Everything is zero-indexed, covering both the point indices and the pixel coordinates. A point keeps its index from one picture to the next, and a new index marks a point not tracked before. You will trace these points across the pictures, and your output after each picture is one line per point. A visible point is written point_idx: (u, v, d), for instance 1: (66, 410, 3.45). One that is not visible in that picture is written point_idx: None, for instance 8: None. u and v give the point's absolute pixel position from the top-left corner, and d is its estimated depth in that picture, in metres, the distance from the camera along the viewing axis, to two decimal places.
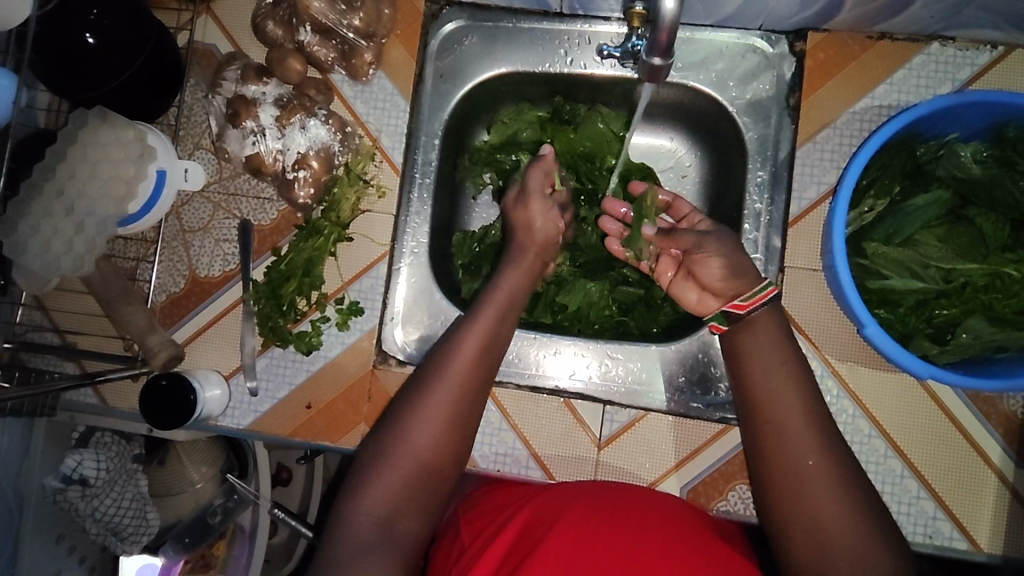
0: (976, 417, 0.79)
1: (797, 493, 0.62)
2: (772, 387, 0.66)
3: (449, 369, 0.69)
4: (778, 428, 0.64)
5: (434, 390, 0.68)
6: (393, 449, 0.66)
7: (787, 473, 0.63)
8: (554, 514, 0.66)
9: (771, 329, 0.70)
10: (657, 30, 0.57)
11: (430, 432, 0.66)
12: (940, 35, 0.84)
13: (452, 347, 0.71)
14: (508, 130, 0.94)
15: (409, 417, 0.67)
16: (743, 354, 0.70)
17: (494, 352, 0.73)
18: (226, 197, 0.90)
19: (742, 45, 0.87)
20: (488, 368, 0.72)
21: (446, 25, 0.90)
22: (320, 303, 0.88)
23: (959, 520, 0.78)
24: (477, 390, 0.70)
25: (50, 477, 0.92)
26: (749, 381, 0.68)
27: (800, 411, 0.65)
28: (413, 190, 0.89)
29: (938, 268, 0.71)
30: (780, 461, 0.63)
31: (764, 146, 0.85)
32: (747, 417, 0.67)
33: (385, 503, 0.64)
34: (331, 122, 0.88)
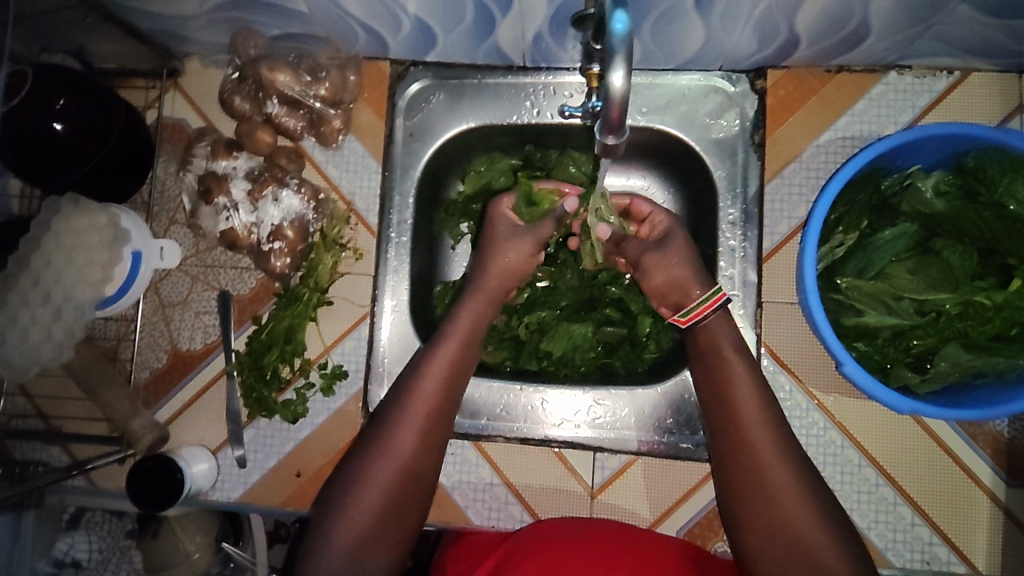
0: (965, 439, 0.79)
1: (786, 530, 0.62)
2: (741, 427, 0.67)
3: (415, 399, 0.69)
4: (757, 467, 0.65)
5: (403, 419, 0.68)
6: (359, 483, 0.66)
7: (768, 512, 0.63)
8: (521, 559, 0.66)
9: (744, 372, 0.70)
10: (608, 105, 0.54)
11: (397, 463, 0.67)
12: (897, 64, 0.86)
13: (419, 374, 0.71)
14: (482, 180, 0.95)
15: (377, 447, 0.67)
16: (726, 387, 0.70)
17: (461, 376, 0.73)
18: (203, 270, 0.90)
19: (703, 87, 0.88)
20: (455, 395, 0.72)
21: (412, 84, 0.92)
22: (304, 369, 0.87)
23: (955, 544, 0.78)
24: (444, 417, 0.71)
25: (42, 562, 0.92)
26: (733, 418, 0.68)
27: (772, 437, 0.66)
28: (390, 248, 0.89)
29: (911, 300, 0.72)
30: (764, 500, 0.64)
31: (733, 183, 0.86)
32: (724, 454, 0.68)
33: (353, 538, 0.64)
34: (304, 190, 0.88)
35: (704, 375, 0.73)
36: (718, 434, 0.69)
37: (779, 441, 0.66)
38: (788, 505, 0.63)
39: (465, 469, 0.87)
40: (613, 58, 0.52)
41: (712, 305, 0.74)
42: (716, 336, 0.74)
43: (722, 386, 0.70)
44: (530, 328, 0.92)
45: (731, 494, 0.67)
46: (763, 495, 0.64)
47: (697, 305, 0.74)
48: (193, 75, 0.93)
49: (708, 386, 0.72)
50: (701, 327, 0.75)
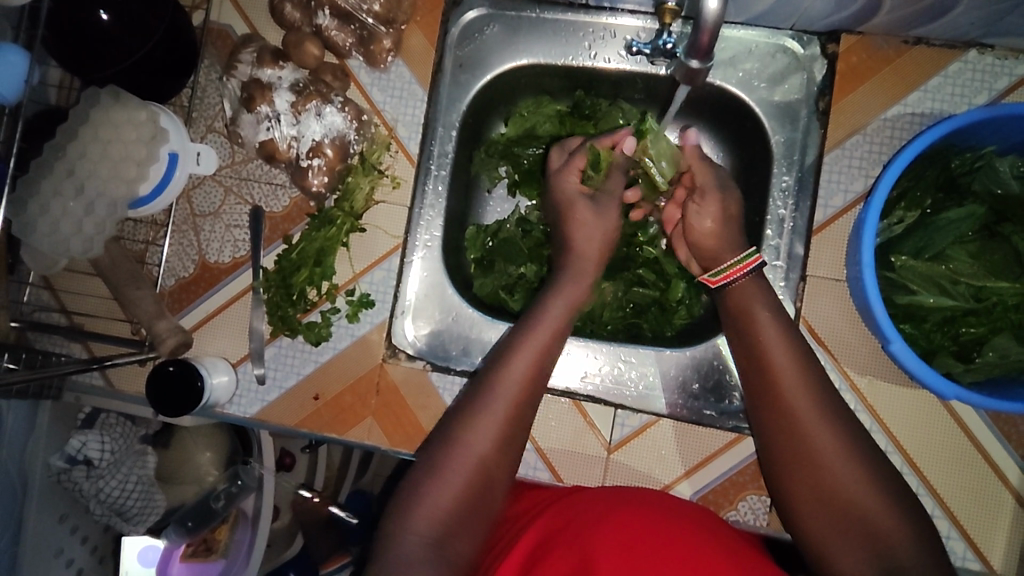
0: (997, 437, 0.77)
1: (831, 494, 0.61)
2: (786, 397, 0.65)
3: (501, 389, 0.67)
4: (801, 438, 0.63)
5: (488, 408, 0.66)
6: (443, 465, 0.64)
7: (814, 478, 0.62)
8: (571, 527, 0.65)
9: (784, 339, 0.68)
10: (700, 30, 0.57)
11: (481, 453, 0.65)
12: (979, 42, 0.81)
13: (505, 364, 0.69)
14: (526, 123, 0.91)
15: (463, 435, 0.65)
16: (764, 360, 0.67)
17: (546, 370, 0.71)
18: (238, 182, 0.88)
19: (772, 45, 0.84)
20: (541, 385, 0.70)
21: (467, 12, 0.88)
22: (331, 294, 0.86)
23: (973, 539, 0.77)
24: (529, 406, 0.69)
25: (54, 457, 0.91)
26: (774, 390, 0.65)
27: (821, 409, 0.64)
28: (429, 181, 0.87)
29: (968, 285, 0.69)
30: (811, 472, 0.62)
31: (790, 150, 0.83)
32: (770, 436, 0.66)
33: (436, 525, 0.62)
34: (347, 110, 0.85)
35: (737, 344, 0.71)
36: (759, 406, 0.66)
37: (823, 413, 0.64)
38: (831, 470, 0.61)
39: None
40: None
41: (744, 268, 0.73)
42: (765, 299, 0.72)
43: (757, 356, 0.68)
44: None
45: (778, 465, 0.65)
46: (805, 464, 0.62)
47: (729, 266, 0.74)
48: None
49: (743, 349, 0.70)
50: (746, 293, 0.73)
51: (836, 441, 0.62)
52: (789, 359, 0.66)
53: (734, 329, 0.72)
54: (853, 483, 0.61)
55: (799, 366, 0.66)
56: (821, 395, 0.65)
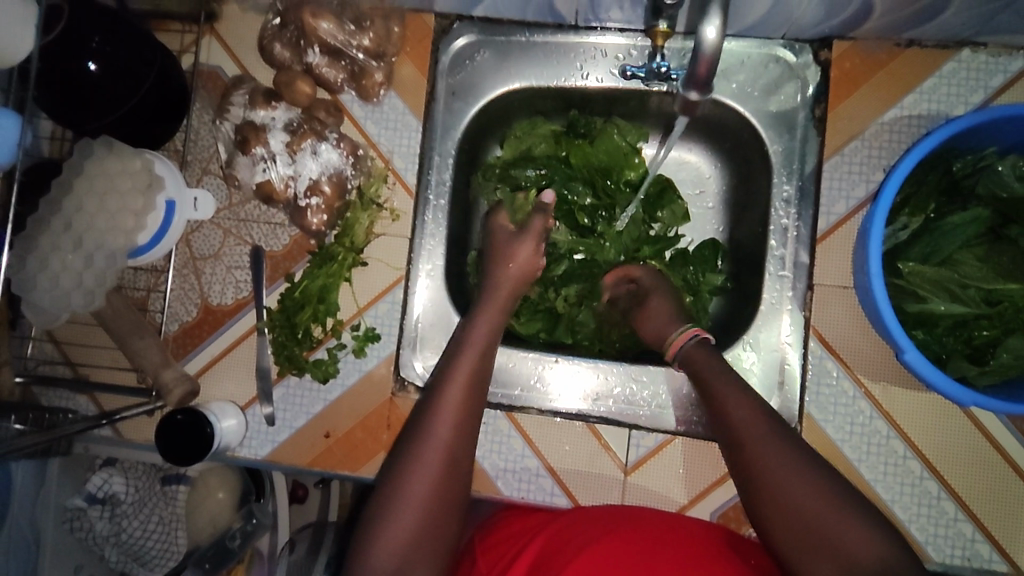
0: (1015, 436, 0.76)
1: (783, 498, 0.60)
2: (737, 431, 0.65)
3: (440, 410, 0.68)
4: (761, 463, 0.62)
5: (432, 427, 0.67)
6: (396, 497, 0.63)
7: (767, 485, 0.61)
8: (567, 546, 0.65)
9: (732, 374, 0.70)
10: (699, 60, 0.58)
11: (436, 466, 0.65)
12: (971, 41, 0.81)
13: (443, 387, 0.70)
14: (520, 145, 0.92)
15: (415, 449, 0.66)
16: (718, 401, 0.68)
17: (484, 378, 0.73)
18: (237, 223, 0.88)
19: (764, 55, 0.84)
20: (480, 402, 0.71)
21: (457, 39, 0.88)
22: (336, 330, 0.85)
23: (998, 542, 0.76)
24: (473, 424, 0.70)
25: (74, 498, 0.91)
26: (729, 427, 0.66)
27: (782, 438, 0.63)
28: (428, 211, 0.87)
29: (978, 289, 0.68)
30: (772, 498, 0.61)
31: (789, 159, 0.83)
32: (739, 461, 0.64)
33: (394, 556, 0.61)
34: (342, 146, 0.85)
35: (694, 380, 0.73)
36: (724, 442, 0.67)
37: (782, 437, 0.63)
38: (783, 480, 0.61)
39: (495, 439, 0.84)
40: (710, 11, 0.55)
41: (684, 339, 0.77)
42: (719, 359, 0.73)
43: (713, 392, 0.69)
44: (568, 301, 0.91)
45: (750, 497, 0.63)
46: (761, 476, 0.62)
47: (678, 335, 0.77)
48: (231, 20, 0.89)
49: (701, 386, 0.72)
50: (693, 354, 0.75)
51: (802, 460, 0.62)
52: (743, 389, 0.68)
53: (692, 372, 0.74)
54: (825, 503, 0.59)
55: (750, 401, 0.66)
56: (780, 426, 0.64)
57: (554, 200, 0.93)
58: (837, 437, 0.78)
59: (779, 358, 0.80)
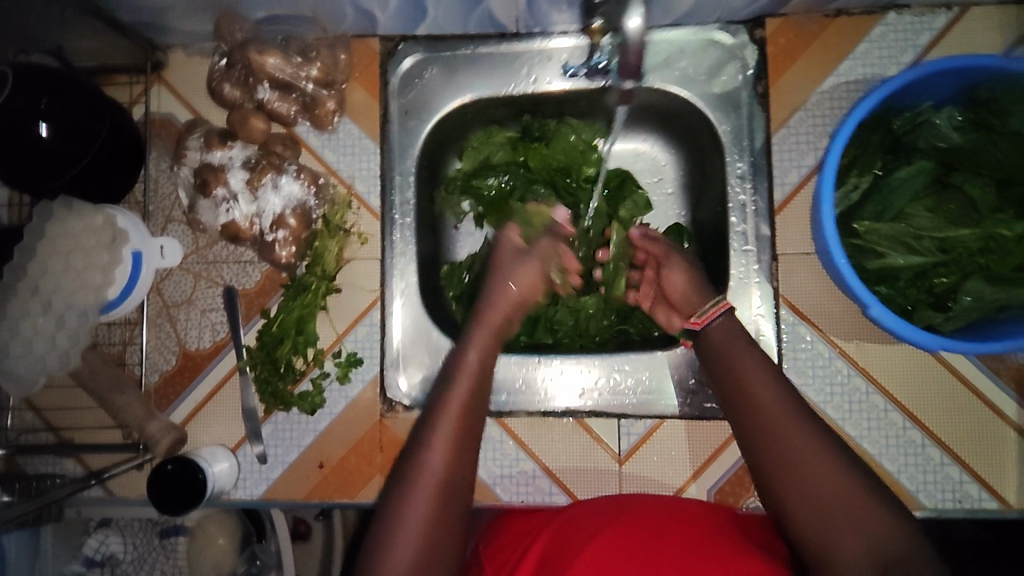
0: (988, 376, 0.79)
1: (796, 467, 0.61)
2: (749, 403, 0.66)
3: (439, 423, 0.65)
4: (775, 438, 0.63)
5: (430, 441, 0.64)
6: (395, 516, 0.61)
7: (780, 454, 0.62)
8: (574, 542, 0.66)
9: (738, 346, 0.70)
10: (627, 50, 0.60)
11: (432, 489, 0.62)
12: (895, 4, 0.85)
13: (440, 398, 0.68)
14: (478, 156, 0.94)
15: (416, 463, 0.63)
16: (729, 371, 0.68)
17: (480, 395, 0.70)
18: (206, 266, 0.88)
19: (702, 41, 0.87)
20: (481, 411, 0.68)
21: (403, 60, 0.90)
22: (318, 359, 0.86)
23: (985, 480, 0.78)
24: (474, 435, 0.67)
25: (70, 564, 0.90)
26: (742, 395, 0.66)
27: (792, 408, 0.64)
28: (396, 230, 0.87)
29: (932, 239, 0.70)
30: (786, 469, 0.62)
31: (739, 137, 0.85)
32: (748, 437, 0.65)
33: None
34: (303, 176, 0.85)
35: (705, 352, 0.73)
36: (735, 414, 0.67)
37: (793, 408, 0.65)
38: (797, 449, 0.62)
39: (489, 446, 0.84)
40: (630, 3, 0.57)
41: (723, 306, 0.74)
42: (745, 341, 0.71)
43: (727, 371, 0.69)
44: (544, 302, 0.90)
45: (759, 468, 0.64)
46: (775, 448, 0.63)
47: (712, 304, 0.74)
48: (178, 66, 0.90)
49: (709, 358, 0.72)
50: (718, 331, 0.72)
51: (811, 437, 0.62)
52: (751, 359, 0.69)
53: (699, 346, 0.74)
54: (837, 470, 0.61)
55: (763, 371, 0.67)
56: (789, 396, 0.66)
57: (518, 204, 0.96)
58: (818, 400, 0.80)
59: (753, 330, 0.82)
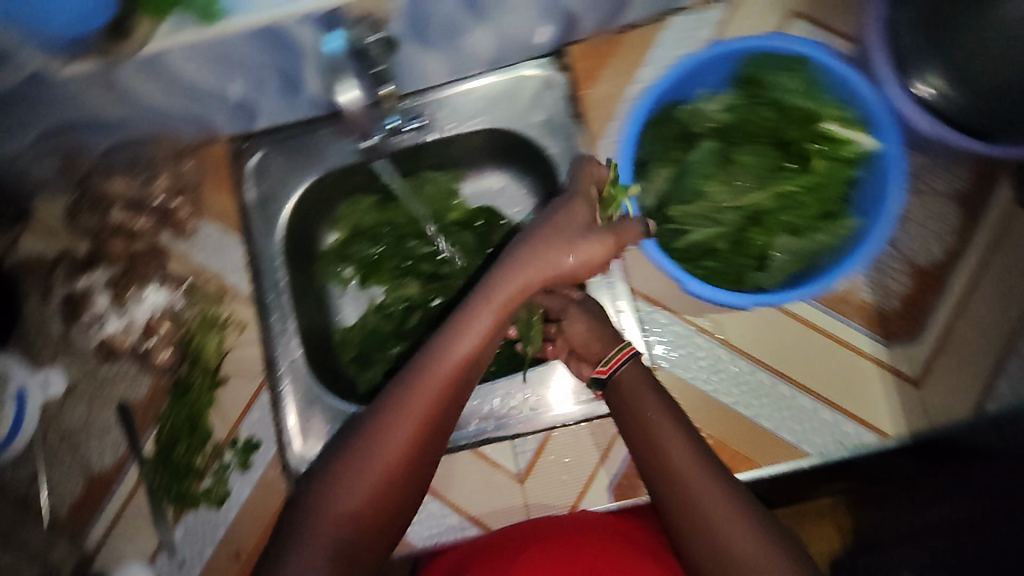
0: (835, 317, 0.87)
1: (696, 514, 0.64)
2: (654, 451, 0.70)
3: (379, 443, 0.63)
4: (690, 501, 0.65)
5: (364, 460, 0.63)
6: (311, 527, 0.63)
7: (683, 503, 0.66)
8: None
9: (642, 393, 0.75)
10: None
11: (391, 459, 0.63)
12: (675, 9, 0.93)
13: (387, 415, 0.64)
14: (352, 223, 1.00)
15: (347, 476, 0.63)
16: (636, 419, 0.73)
17: (478, 367, 0.68)
18: (96, 388, 0.90)
19: (515, 79, 0.94)
20: (433, 436, 0.66)
21: (250, 158, 0.93)
22: (217, 453, 0.88)
23: (858, 416, 0.85)
24: (420, 458, 0.66)
25: None
26: (648, 441, 0.71)
27: (692, 454, 0.68)
28: (272, 313, 0.91)
29: (733, 210, 0.79)
30: (690, 516, 0.65)
31: (569, 156, 0.93)
32: (665, 504, 0.67)
33: None
34: (168, 284, 0.91)
35: (615, 400, 0.77)
36: (643, 462, 0.71)
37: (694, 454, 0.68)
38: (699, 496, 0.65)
39: None
40: None
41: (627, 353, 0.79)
42: (648, 386, 0.76)
43: (639, 433, 0.72)
44: None
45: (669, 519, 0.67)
46: (679, 493, 0.66)
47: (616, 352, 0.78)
48: None
49: (619, 407, 0.75)
50: (626, 377, 0.77)
51: (722, 498, 0.65)
52: (652, 405, 0.73)
53: (610, 398, 0.78)
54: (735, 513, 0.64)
55: (666, 419, 0.71)
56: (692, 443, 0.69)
57: (394, 261, 1.02)
58: (689, 376, 0.86)
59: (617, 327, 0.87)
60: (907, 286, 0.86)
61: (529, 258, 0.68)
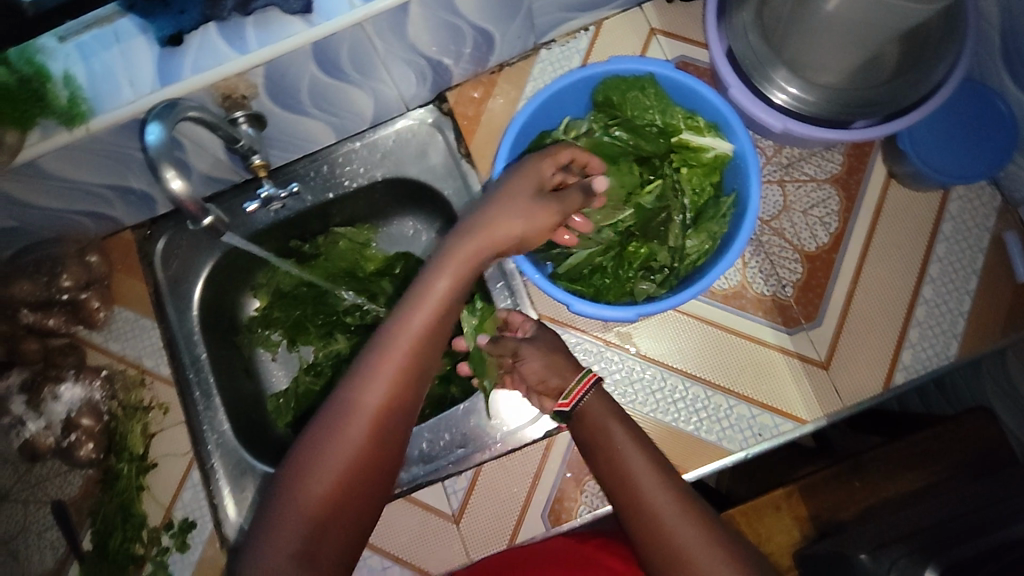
0: (735, 313, 0.87)
1: (671, 548, 0.63)
2: (624, 482, 0.68)
3: (331, 442, 0.59)
4: (665, 536, 0.63)
5: (320, 462, 0.58)
6: (265, 549, 0.56)
7: (658, 537, 0.64)
8: None
9: (602, 420, 0.74)
10: (183, 204, 0.66)
11: (346, 453, 0.58)
12: (542, 43, 0.99)
13: (337, 413, 0.60)
14: (270, 289, 1.02)
15: (296, 486, 0.58)
16: (604, 448, 0.71)
17: (445, 329, 0.65)
18: (30, 490, 0.91)
19: (404, 129, 0.99)
20: (402, 415, 0.61)
21: (158, 243, 0.97)
22: (154, 539, 0.88)
23: (774, 407, 0.84)
24: (383, 451, 0.60)
25: None
26: (618, 471, 0.69)
27: (663, 482, 0.67)
28: (195, 389, 0.92)
29: (609, 226, 0.82)
30: (665, 549, 0.63)
31: (462, 195, 0.97)
32: (650, 550, 0.65)
33: None
34: (84, 377, 0.92)
35: (579, 433, 0.75)
36: (614, 495, 0.69)
37: (665, 482, 0.67)
38: (670, 527, 0.64)
39: None
40: (166, 168, 0.64)
41: (587, 384, 0.76)
42: (615, 412, 0.74)
43: (611, 464, 0.70)
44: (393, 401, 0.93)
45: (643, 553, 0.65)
46: (651, 526, 0.65)
47: (576, 384, 0.77)
48: None
49: (586, 437, 0.74)
50: (590, 408, 0.75)
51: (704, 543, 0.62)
52: (616, 431, 0.72)
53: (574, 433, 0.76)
54: (707, 542, 0.62)
55: (631, 447, 0.70)
56: (662, 469, 0.69)
57: (316, 319, 1.03)
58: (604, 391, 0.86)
59: None
60: (800, 271, 0.88)
61: (483, 220, 0.67)
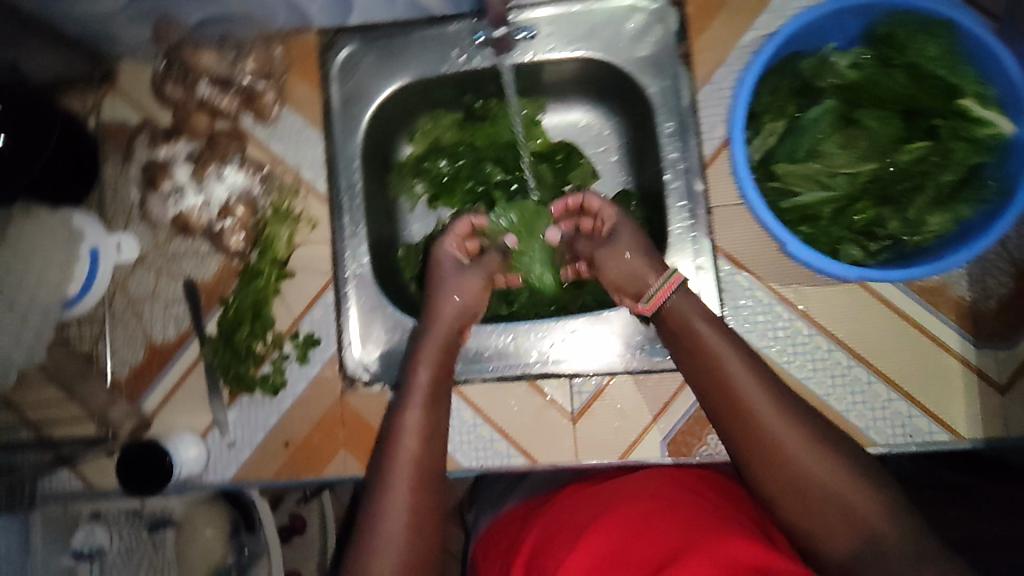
0: (928, 309, 0.81)
1: (785, 463, 0.65)
2: (727, 394, 0.68)
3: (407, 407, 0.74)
4: (775, 451, 0.66)
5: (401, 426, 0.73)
6: (388, 492, 0.69)
7: (772, 452, 0.66)
8: (577, 521, 0.70)
9: (692, 322, 0.72)
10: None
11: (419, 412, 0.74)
12: None
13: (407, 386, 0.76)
14: (429, 138, 0.96)
15: (393, 444, 0.72)
16: (702, 355, 0.71)
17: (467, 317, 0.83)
18: (167, 261, 0.92)
19: (624, 8, 0.88)
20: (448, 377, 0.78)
21: (341, 51, 0.91)
22: (278, 342, 0.89)
23: (934, 413, 0.80)
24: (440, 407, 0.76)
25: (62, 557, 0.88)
26: (720, 380, 0.69)
27: (767, 392, 0.68)
28: (344, 215, 0.89)
29: (844, 175, 0.76)
30: (776, 463, 0.66)
31: (667, 98, 0.87)
32: (757, 460, 0.67)
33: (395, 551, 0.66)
34: (247, 166, 0.91)
35: (669, 337, 0.75)
36: (714, 402, 0.70)
37: (772, 395, 0.68)
38: (785, 442, 0.66)
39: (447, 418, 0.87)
40: None
41: (671, 286, 0.74)
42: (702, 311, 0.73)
43: (708, 367, 0.70)
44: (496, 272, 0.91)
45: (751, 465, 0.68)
46: (761, 437, 0.66)
47: (662, 285, 0.74)
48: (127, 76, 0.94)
49: (678, 343, 0.73)
50: (675, 308, 0.73)
51: (811, 450, 0.66)
52: (708, 333, 0.71)
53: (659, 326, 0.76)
54: (822, 460, 0.65)
55: (734, 355, 0.70)
56: (765, 377, 0.69)
57: (469, 183, 0.98)
58: (762, 345, 0.82)
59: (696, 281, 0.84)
60: None
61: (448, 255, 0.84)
